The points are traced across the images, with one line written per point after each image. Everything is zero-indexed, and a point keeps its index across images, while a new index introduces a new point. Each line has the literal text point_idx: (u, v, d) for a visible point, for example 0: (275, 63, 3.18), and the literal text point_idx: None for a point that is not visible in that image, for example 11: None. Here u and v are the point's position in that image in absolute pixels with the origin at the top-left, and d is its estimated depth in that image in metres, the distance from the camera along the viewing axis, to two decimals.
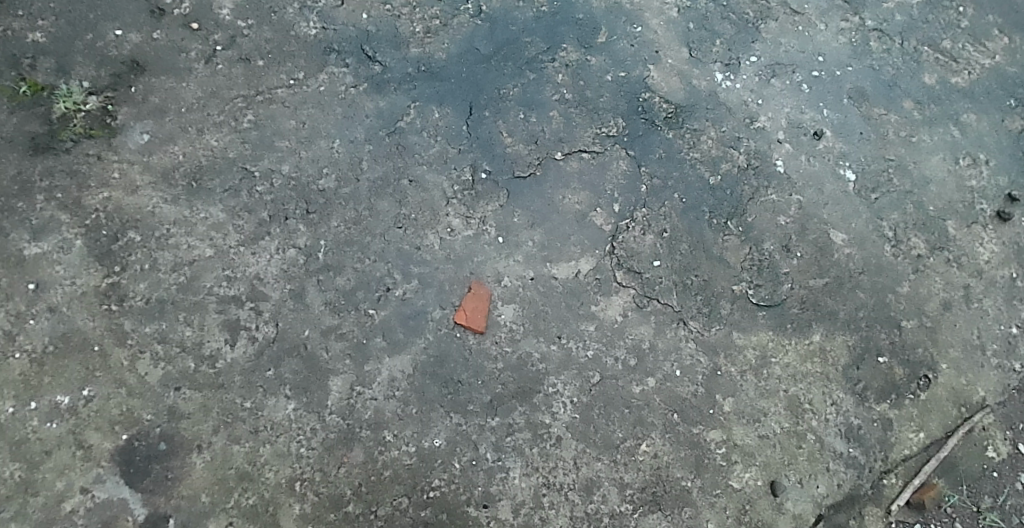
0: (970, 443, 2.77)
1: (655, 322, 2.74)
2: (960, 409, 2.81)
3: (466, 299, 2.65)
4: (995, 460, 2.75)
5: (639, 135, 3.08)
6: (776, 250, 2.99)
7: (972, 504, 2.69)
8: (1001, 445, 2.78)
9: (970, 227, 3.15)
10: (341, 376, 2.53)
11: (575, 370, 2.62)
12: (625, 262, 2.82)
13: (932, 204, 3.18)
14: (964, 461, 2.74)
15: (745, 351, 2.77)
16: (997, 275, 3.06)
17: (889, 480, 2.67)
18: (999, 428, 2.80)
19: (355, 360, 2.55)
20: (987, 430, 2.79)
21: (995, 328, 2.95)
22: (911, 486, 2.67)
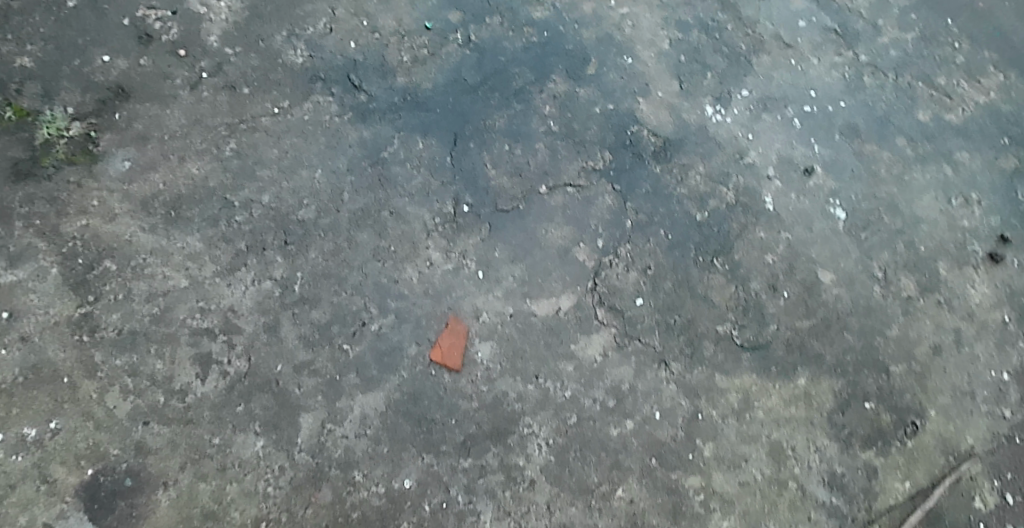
0: (956, 493, 2.72)
1: (636, 362, 2.69)
2: (947, 457, 2.76)
3: (443, 336, 2.61)
4: (981, 511, 2.71)
5: (626, 169, 3.02)
6: (762, 290, 2.95)
7: None
8: (989, 495, 2.73)
9: (962, 269, 3.10)
10: (313, 413, 2.50)
11: (552, 411, 2.57)
12: (608, 299, 2.75)
13: (923, 245, 3.13)
14: (950, 511, 2.69)
15: (727, 395, 2.74)
16: (988, 319, 3.00)
17: None
18: (986, 477, 2.75)
19: (329, 397, 2.52)
20: (975, 479, 2.74)
21: (986, 374, 2.90)
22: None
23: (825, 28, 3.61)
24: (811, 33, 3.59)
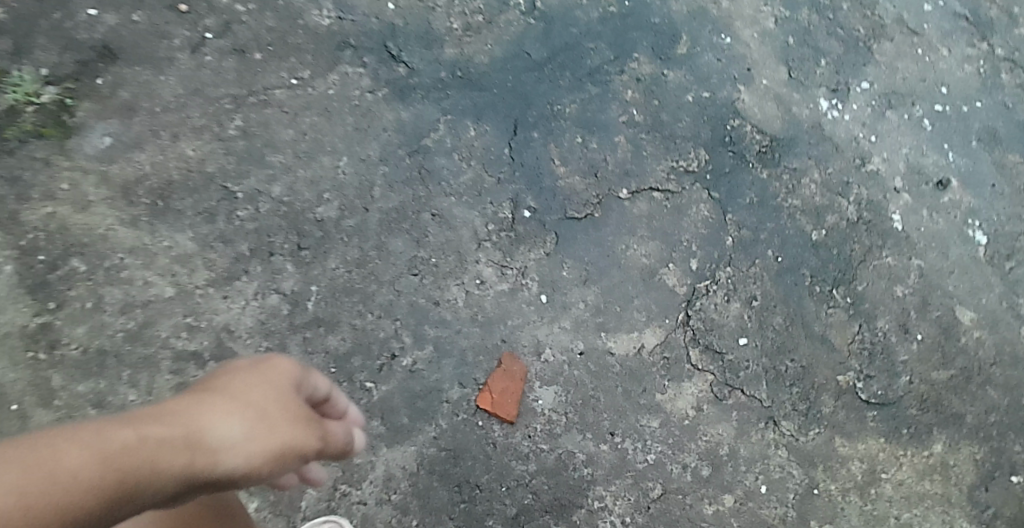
0: None
1: (737, 420, 2.09)
2: None
3: (491, 378, 2.02)
4: None
5: (726, 172, 2.43)
6: (892, 331, 2.36)
7: None
8: None
9: None
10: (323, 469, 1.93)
11: (630, 479, 1.98)
12: (703, 337, 2.14)
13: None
14: None
15: (849, 465, 2.18)
16: None
17: None
18: None
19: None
20: None
21: None
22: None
23: (954, 14, 2.96)
24: (940, 18, 2.94)
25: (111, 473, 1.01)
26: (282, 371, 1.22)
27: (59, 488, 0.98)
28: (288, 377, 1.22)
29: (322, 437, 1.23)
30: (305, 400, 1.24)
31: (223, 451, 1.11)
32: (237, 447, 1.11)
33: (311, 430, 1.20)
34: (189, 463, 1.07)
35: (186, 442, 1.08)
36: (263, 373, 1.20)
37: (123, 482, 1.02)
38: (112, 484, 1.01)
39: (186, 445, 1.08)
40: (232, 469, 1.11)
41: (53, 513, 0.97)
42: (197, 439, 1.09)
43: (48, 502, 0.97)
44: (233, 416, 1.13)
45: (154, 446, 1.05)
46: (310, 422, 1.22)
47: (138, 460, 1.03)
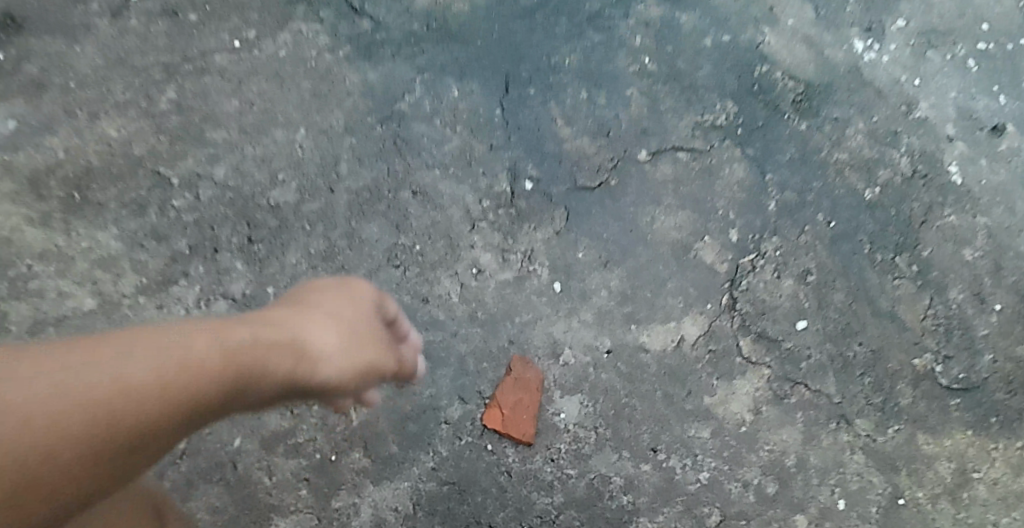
0: None
1: (803, 422, 1.70)
2: None
3: (500, 391, 1.62)
4: None
5: (760, 125, 2.03)
6: (967, 302, 1.96)
7: None
8: None
9: None
10: (295, 517, 1.52)
11: (681, 506, 1.59)
12: (756, 322, 1.75)
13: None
14: None
15: (935, 466, 1.80)
16: None
17: None
18: None
19: (319, 492, 1.54)
20: None
21: None
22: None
23: None
24: None
25: (227, 362, 1.02)
26: (364, 293, 1.24)
27: (186, 370, 0.99)
28: (372, 303, 1.24)
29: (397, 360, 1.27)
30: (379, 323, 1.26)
31: (317, 355, 1.12)
32: (328, 354, 1.13)
33: (391, 353, 1.24)
34: (288, 363, 1.08)
35: (288, 344, 1.09)
36: (349, 291, 1.23)
37: (234, 374, 1.02)
38: (228, 380, 1.02)
39: (286, 344, 1.09)
40: (326, 377, 1.12)
41: (178, 397, 0.98)
42: (293, 341, 1.10)
43: (174, 386, 0.98)
44: (325, 325, 1.14)
45: (260, 344, 1.07)
46: (388, 346, 1.25)
47: (245, 353, 1.04)
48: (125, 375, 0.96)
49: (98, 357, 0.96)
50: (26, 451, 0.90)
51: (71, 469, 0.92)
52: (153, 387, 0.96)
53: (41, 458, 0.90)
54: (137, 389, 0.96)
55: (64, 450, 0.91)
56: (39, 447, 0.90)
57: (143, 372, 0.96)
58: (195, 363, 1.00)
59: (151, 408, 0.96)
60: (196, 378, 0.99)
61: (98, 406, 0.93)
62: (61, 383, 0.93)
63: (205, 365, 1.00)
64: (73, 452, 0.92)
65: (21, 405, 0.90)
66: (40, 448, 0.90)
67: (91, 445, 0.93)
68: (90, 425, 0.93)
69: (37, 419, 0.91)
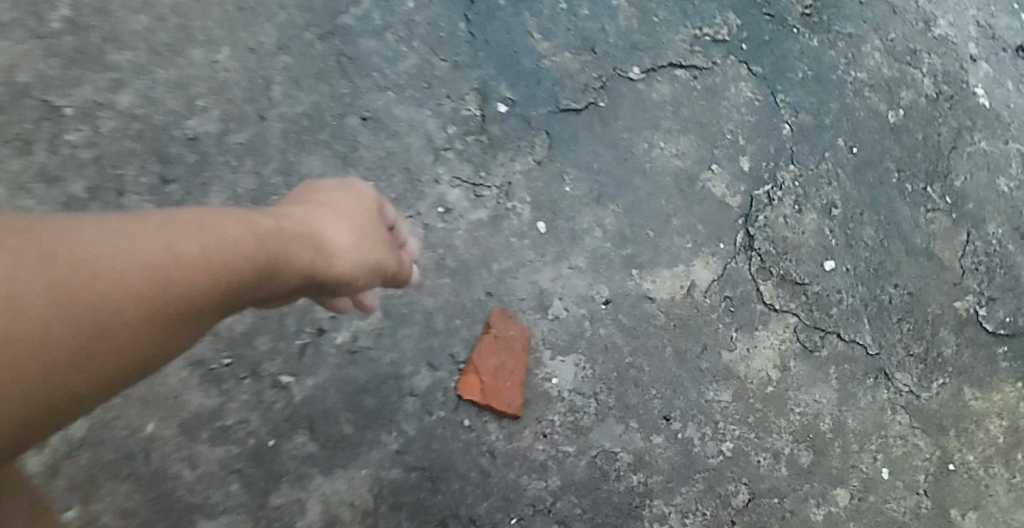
0: None
1: (838, 379, 1.44)
2: None
3: (478, 354, 1.32)
4: None
5: (766, 41, 1.72)
6: (1007, 236, 1.71)
7: None
8: None
9: None
10: (228, 518, 1.20)
11: (701, 485, 1.33)
12: (778, 264, 1.48)
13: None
14: None
15: (986, 426, 1.53)
16: None
17: None
18: None
19: (258, 489, 1.22)
20: None
21: None
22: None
23: None
24: None
25: (260, 248, 0.87)
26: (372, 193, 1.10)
27: (224, 253, 0.83)
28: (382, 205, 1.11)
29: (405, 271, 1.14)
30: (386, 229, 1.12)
31: (342, 251, 0.98)
32: (352, 252, 0.99)
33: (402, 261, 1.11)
34: (314, 255, 0.94)
35: (308, 237, 0.95)
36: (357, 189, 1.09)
37: (262, 261, 0.87)
38: (256, 267, 0.86)
39: (309, 238, 0.94)
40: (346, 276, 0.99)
41: (217, 282, 0.82)
42: (314, 234, 0.95)
43: (218, 267, 0.81)
44: (341, 221, 1.00)
45: (286, 234, 0.91)
46: (399, 254, 1.12)
47: (275, 241, 0.89)
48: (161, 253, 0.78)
49: (124, 232, 0.77)
50: (59, 336, 0.71)
51: (103, 361, 0.74)
52: (195, 268, 0.80)
53: (73, 345, 0.71)
54: (176, 269, 0.78)
55: (98, 338, 0.73)
56: (70, 332, 0.71)
57: (181, 251, 0.79)
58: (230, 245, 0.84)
59: (195, 293, 0.79)
60: (236, 263, 0.83)
61: (134, 287, 0.75)
62: (90, 257, 0.74)
63: (241, 248, 0.84)
64: (107, 339, 0.74)
65: (48, 279, 0.71)
66: (73, 334, 0.71)
67: (107, 335, 0.74)
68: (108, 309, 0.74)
69: (71, 298, 0.71)
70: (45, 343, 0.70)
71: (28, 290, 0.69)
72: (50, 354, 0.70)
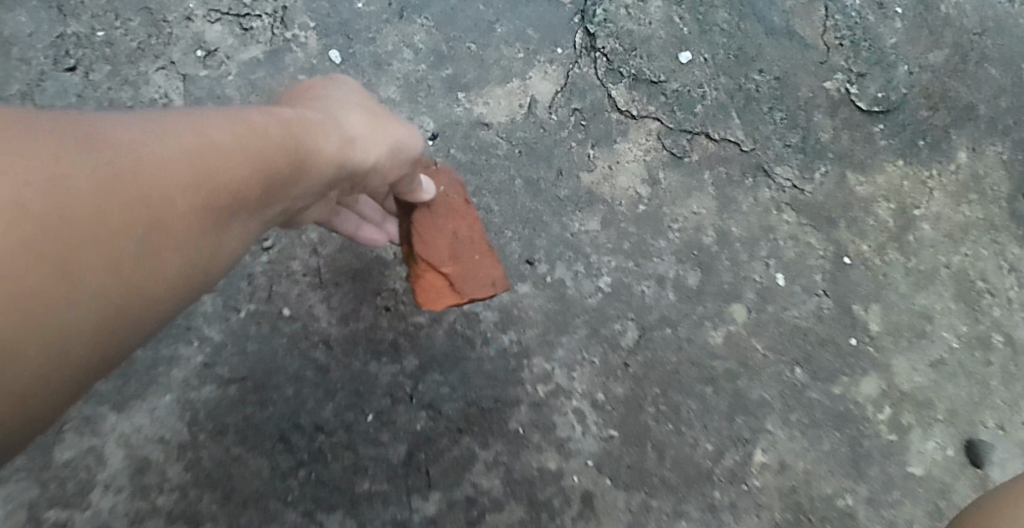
0: None
1: (713, 185, 1.24)
2: None
3: (421, 242, 1.00)
4: None
5: None
6: (865, 6, 1.42)
7: None
8: None
9: None
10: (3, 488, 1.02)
11: (584, 330, 1.14)
12: (630, 62, 1.24)
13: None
14: None
15: (874, 212, 1.35)
16: None
17: None
18: None
19: (34, 448, 1.04)
20: None
21: None
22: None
23: None
24: None
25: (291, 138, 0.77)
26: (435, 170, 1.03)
27: (257, 143, 0.73)
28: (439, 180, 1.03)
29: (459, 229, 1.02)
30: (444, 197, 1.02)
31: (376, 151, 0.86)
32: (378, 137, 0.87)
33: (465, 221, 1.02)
34: (341, 151, 0.82)
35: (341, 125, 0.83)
36: None
37: (298, 154, 0.77)
38: (294, 158, 0.77)
39: (334, 122, 0.83)
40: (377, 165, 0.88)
41: (256, 172, 0.73)
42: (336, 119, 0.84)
43: (253, 158, 0.73)
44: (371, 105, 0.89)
45: (312, 121, 0.81)
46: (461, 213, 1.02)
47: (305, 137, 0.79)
48: (195, 143, 0.69)
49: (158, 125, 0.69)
50: (110, 235, 0.64)
51: (154, 261, 0.67)
52: (231, 159, 0.71)
53: (124, 242, 0.64)
54: (204, 169, 0.69)
55: (149, 234, 0.66)
56: (115, 228, 0.64)
57: (202, 147, 0.69)
58: (259, 137, 0.74)
59: (235, 186, 0.71)
60: (264, 163, 0.74)
61: (158, 183, 0.66)
62: (121, 148, 0.66)
63: (271, 138, 0.75)
64: (155, 238, 0.66)
65: (86, 170, 0.63)
66: (124, 230, 0.64)
67: (152, 238, 0.66)
68: (152, 210, 0.66)
69: (111, 189, 0.64)
70: (91, 241, 0.63)
71: (67, 179, 0.62)
72: (102, 254, 0.63)
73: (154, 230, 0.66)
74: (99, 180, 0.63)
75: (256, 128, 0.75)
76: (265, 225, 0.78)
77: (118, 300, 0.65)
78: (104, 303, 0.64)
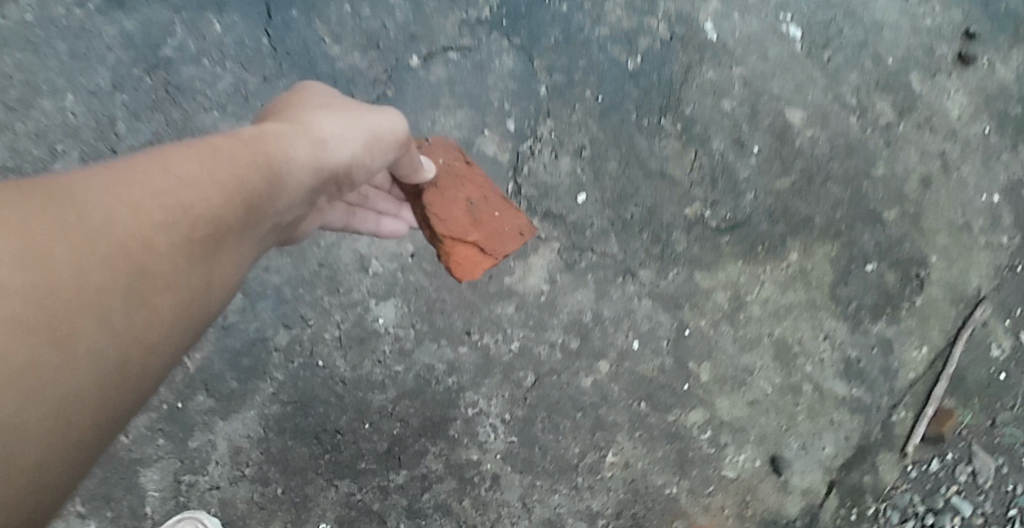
0: (974, 346, 2.21)
1: (594, 282, 1.99)
2: (957, 307, 2.20)
3: (453, 211, 1.80)
4: (1001, 360, 2.21)
5: (523, 14, 2.09)
6: (728, 149, 2.15)
7: (985, 417, 2.19)
8: (1005, 339, 2.22)
9: (935, 80, 2.25)
10: (158, 466, 1.82)
11: (500, 375, 1.92)
12: (539, 204, 2.01)
13: (954, 43, 2.27)
14: (971, 369, 2.20)
15: (713, 297, 2.08)
16: (972, 134, 2.25)
17: (899, 415, 2.15)
18: (999, 319, 2.22)
19: (178, 439, 1.83)
20: (987, 325, 2.21)
21: (978, 199, 2.24)
22: (926, 417, 2.15)
23: None
24: None
25: (230, 178, 1.26)
26: (438, 159, 1.82)
27: (206, 189, 1.23)
28: (443, 166, 1.82)
29: (471, 192, 1.82)
30: (449, 173, 1.82)
31: (322, 156, 1.42)
32: (295, 161, 1.38)
33: (469, 185, 1.82)
34: (311, 164, 1.41)
35: (267, 160, 1.33)
36: (299, 106, 1.52)
37: (237, 186, 1.27)
38: (234, 190, 1.26)
39: (261, 158, 1.32)
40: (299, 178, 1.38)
41: (208, 209, 1.22)
42: (265, 155, 1.33)
43: (205, 199, 1.22)
44: (286, 141, 1.38)
45: (249, 161, 1.30)
46: (463, 181, 1.82)
47: (264, 165, 1.32)
48: (163, 200, 1.18)
49: (138, 192, 1.16)
50: (117, 271, 1.12)
51: (153, 274, 1.15)
52: (189, 204, 1.20)
53: (126, 273, 1.12)
54: (181, 213, 1.19)
55: (143, 262, 1.14)
56: (117, 265, 1.12)
57: (174, 201, 1.19)
58: (207, 183, 1.23)
59: (198, 219, 1.20)
60: (247, 191, 1.28)
61: (143, 229, 1.15)
62: (113, 216, 1.13)
63: (216, 182, 1.24)
64: (147, 261, 1.14)
65: (93, 236, 1.11)
66: (126, 264, 1.12)
67: (148, 260, 1.15)
68: (142, 245, 1.14)
69: (112, 243, 1.12)
70: (105, 276, 1.10)
71: (77, 248, 1.09)
72: (115, 281, 1.11)
73: (148, 255, 1.15)
74: (102, 240, 1.11)
75: (205, 177, 1.23)
76: (232, 234, 1.26)
77: (137, 307, 1.13)
78: (128, 308, 1.12)
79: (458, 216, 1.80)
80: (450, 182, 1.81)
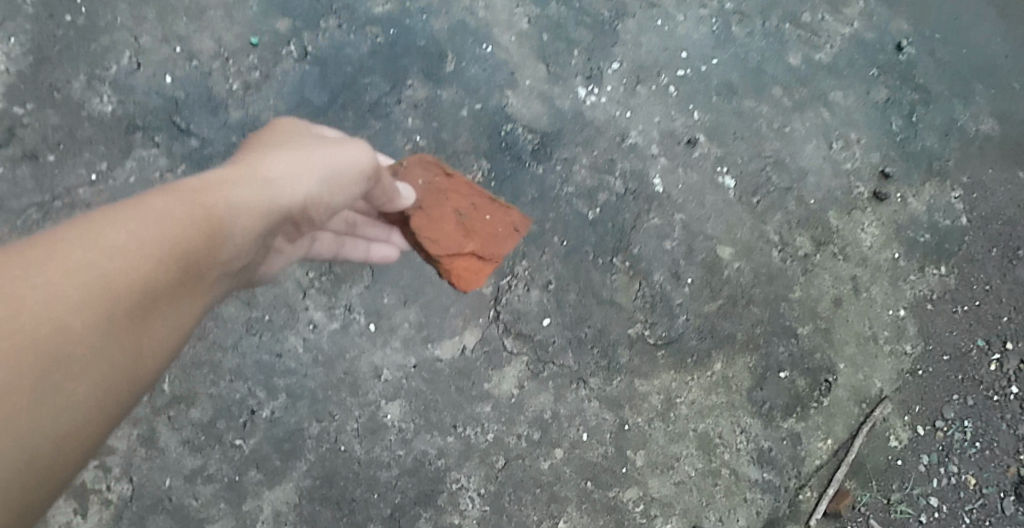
0: (873, 438, 2.76)
1: (553, 386, 2.61)
2: (860, 406, 2.77)
3: (445, 226, 2.20)
4: (898, 449, 2.76)
5: (507, 176, 2.76)
6: (667, 281, 2.75)
7: (882, 497, 2.73)
8: (902, 433, 2.77)
9: (852, 212, 2.88)
10: (219, 523, 2.43)
11: (478, 459, 2.53)
12: (512, 326, 2.63)
13: (870, 183, 2.91)
14: (870, 457, 2.75)
15: (649, 400, 2.67)
16: (881, 260, 2.86)
17: (804, 495, 2.71)
18: (897, 416, 2.78)
19: (236, 502, 2.44)
20: (886, 420, 2.77)
21: (884, 315, 2.83)
22: (826, 496, 2.71)
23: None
24: None
25: (164, 243, 1.52)
26: (419, 183, 2.20)
27: (140, 260, 1.48)
28: (424, 185, 2.20)
29: (454, 203, 2.22)
30: (432, 191, 2.20)
31: (261, 204, 1.70)
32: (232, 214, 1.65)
33: (451, 198, 2.22)
34: (251, 213, 1.68)
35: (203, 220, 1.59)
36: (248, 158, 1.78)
37: (172, 248, 1.53)
38: (168, 252, 1.52)
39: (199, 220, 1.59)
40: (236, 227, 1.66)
41: (138, 279, 1.48)
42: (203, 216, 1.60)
43: (138, 270, 1.48)
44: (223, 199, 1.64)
45: (187, 226, 1.56)
46: (445, 194, 2.21)
47: (199, 223, 1.58)
48: (97, 281, 1.44)
49: (73, 278, 1.42)
50: (57, 349, 1.39)
51: (91, 341, 1.42)
52: (120, 279, 1.46)
53: (64, 347, 1.39)
54: (113, 289, 1.45)
55: (79, 333, 1.41)
56: (54, 343, 1.39)
57: (109, 279, 1.45)
58: (142, 253, 1.49)
59: (130, 288, 1.47)
60: (182, 253, 1.55)
61: (80, 306, 1.41)
62: (48, 304, 1.39)
63: (150, 252, 1.50)
64: (83, 332, 1.41)
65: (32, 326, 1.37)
66: (64, 339, 1.39)
67: (86, 331, 1.42)
68: (78, 321, 1.41)
69: (48, 328, 1.38)
70: (46, 354, 1.38)
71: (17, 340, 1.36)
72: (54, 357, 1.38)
73: (86, 326, 1.42)
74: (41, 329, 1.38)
75: (140, 248, 1.49)
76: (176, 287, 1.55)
77: (81, 369, 1.41)
78: (74, 373, 1.40)
79: (451, 228, 2.21)
80: (437, 200, 2.20)
